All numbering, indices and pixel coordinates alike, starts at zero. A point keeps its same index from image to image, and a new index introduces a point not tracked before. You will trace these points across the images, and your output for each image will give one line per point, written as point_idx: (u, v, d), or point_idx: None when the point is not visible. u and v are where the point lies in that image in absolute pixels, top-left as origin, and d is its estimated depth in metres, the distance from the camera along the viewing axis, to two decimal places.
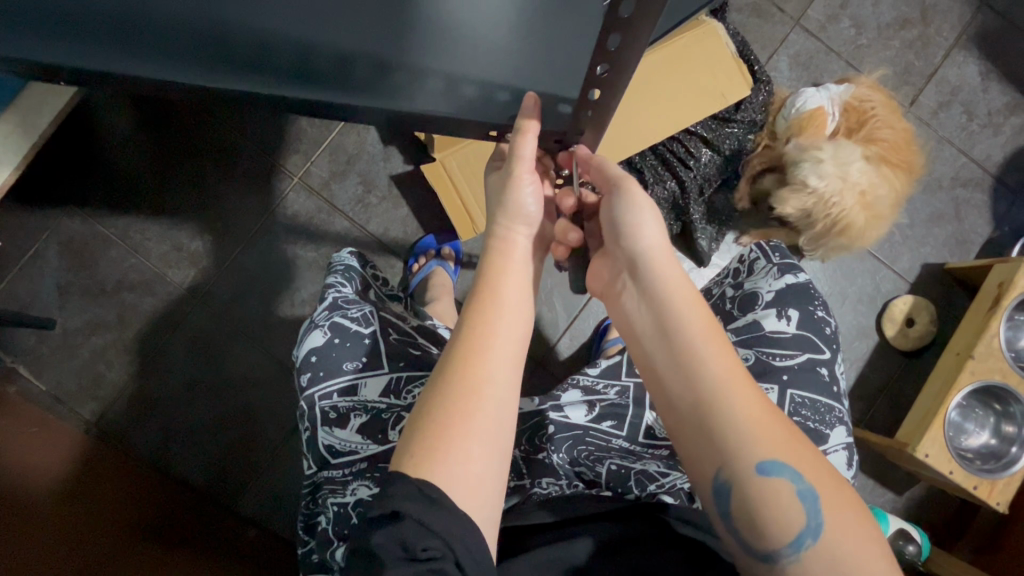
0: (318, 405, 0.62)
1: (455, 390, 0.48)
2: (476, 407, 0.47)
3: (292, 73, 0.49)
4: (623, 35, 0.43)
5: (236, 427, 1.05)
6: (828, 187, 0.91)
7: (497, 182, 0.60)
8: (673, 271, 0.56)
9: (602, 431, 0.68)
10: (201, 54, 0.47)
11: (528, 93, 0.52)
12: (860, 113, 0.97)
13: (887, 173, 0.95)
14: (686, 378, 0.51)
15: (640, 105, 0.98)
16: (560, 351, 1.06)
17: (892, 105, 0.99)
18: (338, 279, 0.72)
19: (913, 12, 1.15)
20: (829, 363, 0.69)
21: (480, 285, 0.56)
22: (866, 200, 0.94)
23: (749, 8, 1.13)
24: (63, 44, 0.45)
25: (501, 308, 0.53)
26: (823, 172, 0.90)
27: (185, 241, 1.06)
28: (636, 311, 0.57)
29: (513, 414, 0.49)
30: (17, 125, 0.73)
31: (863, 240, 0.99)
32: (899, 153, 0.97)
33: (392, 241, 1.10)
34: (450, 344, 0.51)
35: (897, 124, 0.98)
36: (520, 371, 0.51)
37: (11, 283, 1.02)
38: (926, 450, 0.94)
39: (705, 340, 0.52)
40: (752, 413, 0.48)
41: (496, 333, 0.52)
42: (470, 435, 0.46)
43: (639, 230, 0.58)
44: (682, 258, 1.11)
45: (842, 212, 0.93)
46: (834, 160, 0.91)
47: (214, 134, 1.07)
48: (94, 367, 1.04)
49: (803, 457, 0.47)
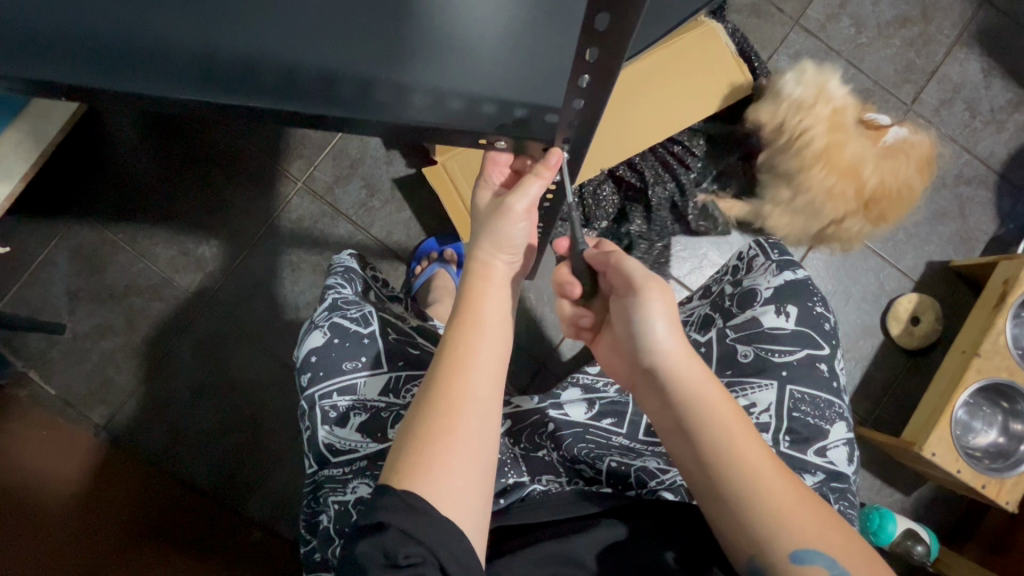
0: (318, 404, 0.62)
1: (434, 430, 0.47)
2: (455, 438, 0.47)
3: (272, 91, 0.47)
4: (600, 49, 0.44)
5: (242, 429, 1.06)
6: (802, 92, 0.96)
7: (491, 209, 0.59)
8: (694, 366, 0.55)
9: (602, 428, 0.69)
10: (190, 74, 0.46)
11: (553, 148, 0.55)
12: (900, 147, 0.97)
13: (863, 141, 0.97)
14: (713, 477, 0.51)
15: (640, 106, 0.98)
16: (562, 352, 1.06)
17: (905, 150, 0.97)
18: (338, 280, 0.73)
19: (914, 10, 1.15)
20: (828, 358, 0.69)
21: (458, 311, 0.54)
22: (835, 130, 0.95)
23: (749, 9, 1.14)
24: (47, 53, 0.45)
25: (480, 339, 0.52)
26: (801, 87, 0.96)
27: (192, 246, 1.07)
28: (661, 412, 0.56)
29: (494, 430, 0.49)
30: (28, 134, 0.75)
31: (812, 184, 0.97)
32: (885, 206, 0.99)
33: (395, 244, 1.10)
34: (431, 370, 0.50)
35: (899, 162, 0.97)
36: (503, 384, 0.51)
37: (22, 289, 1.04)
38: (932, 449, 0.93)
39: (731, 434, 0.52)
40: (785, 504, 0.49)
41: (474, 354, 0.51)
42: (456, 460, 0.46)
43: (656, 335, 0.55)
44: (686, 256, 1.12)
45: (805, 129, 0.95)
46: (815, 74, 0.97)
47: (219, 142, 1.09)
48: (104, 371, 1.05)
49: (837, 541, 0.48)
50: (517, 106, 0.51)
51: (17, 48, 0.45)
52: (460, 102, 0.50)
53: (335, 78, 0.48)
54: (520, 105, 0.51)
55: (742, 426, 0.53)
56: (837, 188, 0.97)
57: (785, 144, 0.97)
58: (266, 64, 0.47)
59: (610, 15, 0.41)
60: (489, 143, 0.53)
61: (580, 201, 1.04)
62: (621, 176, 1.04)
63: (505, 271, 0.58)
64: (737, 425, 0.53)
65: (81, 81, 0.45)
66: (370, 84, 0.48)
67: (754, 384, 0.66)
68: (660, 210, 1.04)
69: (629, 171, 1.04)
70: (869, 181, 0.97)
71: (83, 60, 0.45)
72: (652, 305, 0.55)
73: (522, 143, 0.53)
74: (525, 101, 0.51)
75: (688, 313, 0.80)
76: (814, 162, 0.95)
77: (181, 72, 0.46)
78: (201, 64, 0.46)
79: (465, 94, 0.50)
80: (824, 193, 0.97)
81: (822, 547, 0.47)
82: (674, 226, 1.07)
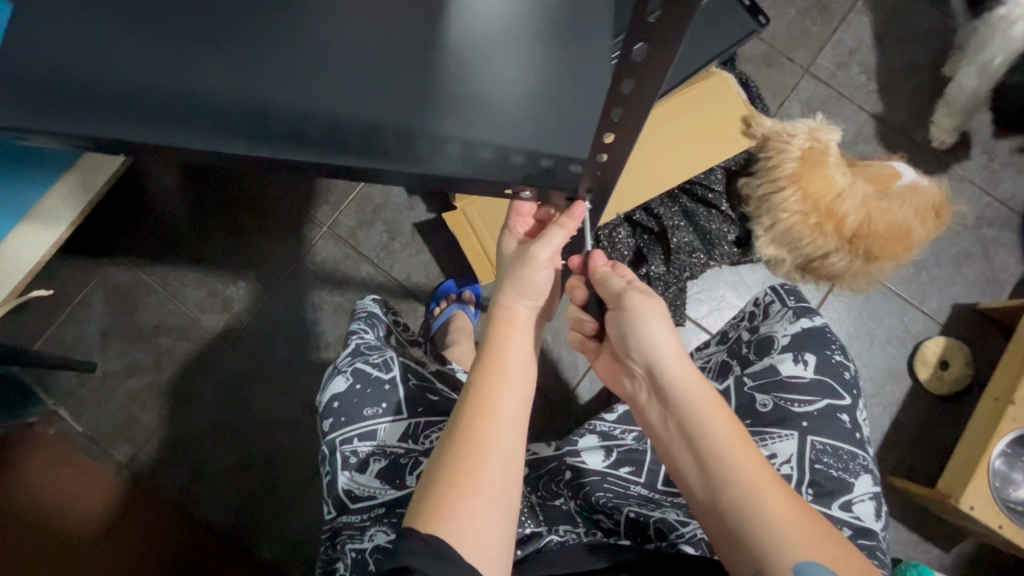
0: (339, 449, 0.63)
1: (457, 459, 0.48)
2: (477, 467, 0.47)
3: (313, 143, 0.50)
4: (624, 109, 0.46)
5: (260, 470, 1.07)
6: (784, 126, 1.01)
7: (516, 258, 0.61)
8: (691, 374, 0.55)
9: (620, 476, 0.67)
10: (247, 123, 0.50)
11: (578, 200, 0.57)
12: (883, 183, 0.99)
13: (843, 177, 0.97)
14: (716, 491, 0.50)
15: (659, 153, 1.00)
16: (580, 395, 1.06)
17: (892, 190, 0.99)
18: (361, 326, 0.74)
19: (924, 57, 1.17)
20: (850, 409, 0.67)
21: (484, 351, 0.56)
22: (810, 160, 0.98)
23: (760, 58, 1.17)
24: (104, 117, 0.49)
25: (502, 366, 0.54)
26: (795, 127, 1.01)
27: (220, 287, 1.11)
28: (660, 422, 0.56)
29: (516, 473, 0.49)
30: (78, 183, 0.80)
31: (788, 206, 0.98)
32: (874, 243, 0.98)
33: (415, 285, 1.13)
34: (460, 403, 0.52)
35: (887, 204, 0.97)
36: (526, 425, 0.52)
37: (58, 328, 1.09)
38: (971, 503, 0.89)
39: (727, 444, 0.51)
40: (784, 515, 0.48)
41: (498, 392, 0.52)
42: (475, 485, 0.47)
43: (649, 343, 0.56)
44: (702, 300, 1.13)
45: (784, 158, 0.99)
46: (806, 124, 1.02)
47: (249, 189, 1.14)
48: (129, 409, 1.08)
49: (838, 554, 0.46)
50: (542, 157, 0.52)
51: (89, 109, 0.50)
52: (491, 151, 0.52)
53: (377, 130, 0.51)
54: (546, 155, 0.52)
55: (744, 441, 0.52)
56: (811, 215, 0.97)
57: (764, 169, 1.02)
58: (309, 121, 0.51)
59: (634, 81, 0.43)
60: (514, 192, 0.55)
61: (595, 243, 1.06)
62: (637, 220, 1.06)
63: (528, 317, 0.59)
64: (736, 436, 0.52)
65: (146, 133, 0.49)
66: (410, 135, 0.51)
67: (774, 435, 0.65)
68: (682, 253, 1.04)
69: (645, 216, 1.05)
70: (848, 216, 0.96)
71: (148, 116, 0.50)
72: (638, 314, 0.56)
73: (545, 192, 0.54)
74: (549, 152, 0.52)
75: (706, 359, 0.79)
76: (787, 185, 0.98)
77: (239, 123, 0.50)
78: (256, 118, 0.50)
79: (494, 145, 0.52)
80: (799, 221, 0.98)
81: (825, 560, 0.45)
82: (701, 269, 1.06)
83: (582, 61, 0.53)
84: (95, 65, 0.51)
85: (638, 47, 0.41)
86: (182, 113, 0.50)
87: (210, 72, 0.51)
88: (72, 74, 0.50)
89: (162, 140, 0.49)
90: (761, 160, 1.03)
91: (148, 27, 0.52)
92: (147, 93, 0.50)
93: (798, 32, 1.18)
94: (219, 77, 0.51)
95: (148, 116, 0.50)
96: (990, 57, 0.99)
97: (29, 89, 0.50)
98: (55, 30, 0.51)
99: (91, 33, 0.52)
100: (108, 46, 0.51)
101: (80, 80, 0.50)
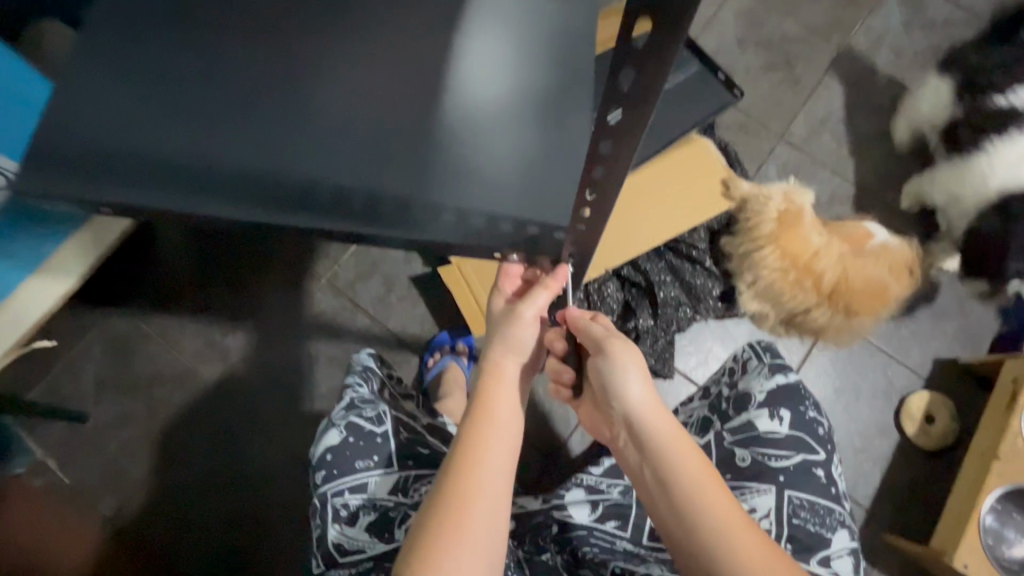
0: (330, 502, 0.64)
1: (445, 511, 0.49)
2: (465, 520, 0.48)
3: (323, 211, 0.56)
4: None
5: (250, 524, 1.06)
6: (760, 188, 1.06)
7: (504, 316, 0.64)
8: (666, 421, 0.57)
9: (605, 531, 0.68)
10: (263, 193, 0.56)
11: (561, 264, 0.61)
12: (857, 241, 1.03)
13: (818, 237, 1.03)
14: (692, 536, 0.52)
15: (643, 213, 1.06)
16: (572, 447, 1.07)
17: (868, 247, 1.02)
18: (356, 379, 0.76)
19: (889, 126, 1.26)
20: (825, 464, 0.69)
21: (471, 404, 0.58)
22: (786, 221, 1.04)
23: (737, 126, 1.26)
24: (134, 187, 0.55)
25: (488, 415, 0.56)
26: (770, 189, 1.07)
27: (218, 337, 1.14)
28: (639, 467, 0.58)
29: (502, 524, 0.50)
30: (87, 243, 0.84)
31: (767, 264, 1.03)
32: (852, 299, 1.02)
33: (410, 337, 1.16)
34: (447, 456, 0.53)
35: (862, 262, 1.02)
36: (512, 475, 0.53)
37: (55, 377, 1.10)
38: (963, 561, 0.90)
39: (701, 488, 0.53)
40: (758, 559, 0.49)
41: (485, 444, 0.53)
42: (463, 533, 0.48)
43: (625, 391, 0.58)
44: (689, 353, 1.15)
45: (762, 219, 1.04)
46: (780, 187, 1.08)
47: (251, 241, 1.18)
48: (119, 461, 1.07)
49: None
50: (530, 225, 0.57)
51: (123, 180, 0.55)
52: (482, 219, 0.57)
53: (379, 199, 0.56)
54: (533, 222, 0.57)
55: (719, 488, 0.53)
56: (789, 272, 1.03)
57: (743, 228, 1.07)
58: (319, 190, 0.56)
59: None
60: (503, 256, 0.59)
61: (585, 297, 1.09)
62: (626, 276, 1.10)
63: (515, 371, 0.61)
64: (710, 480, 0.54)
65: (176, 202, 0.55)
66: (410, 204, 0.56)
67: (752, 489, 0.67)
68: (668, 307, 1.08)
69: (632, 271, 1.10)
70: (825, 274, 1.01)
71: (175, 187, 0.55)
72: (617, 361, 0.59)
73: (532, 257, 0.58)
74: (536, 220, 0.57)
75: (689, 413, 0.81)
76: (766, 244, 1.03)
77: (255, 194, 0.56)
78: (272, 189, 0.56)
79: (485, 213, 0.56)
80: (779, 277, 1.03)
81: None
82: (687, 322, 1.11)
83: (565, 137, 0.59)
84: (129, 139, 0.56)
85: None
86: (205, 183, 0.56)
87: (226, 147, 0.57)
88: (106, 148, 0.56)
89: (189, 210, 0.55)
90: (741, 220, 1.08)
91: (171, 102, 0.57)
92: (178, 166, 0.56)
93: (772, 102, 1.27)
94: (237, 149, 0.56)
95: (174, 186, 0.55)
96: (964, 196, 0.99)
97: (65, 161, 0.55)
98: (93, 110, 0.57)
99: (120, 107, 0.57)
100: (137, 122, 0.57)
101: (113, 153, 0.56)
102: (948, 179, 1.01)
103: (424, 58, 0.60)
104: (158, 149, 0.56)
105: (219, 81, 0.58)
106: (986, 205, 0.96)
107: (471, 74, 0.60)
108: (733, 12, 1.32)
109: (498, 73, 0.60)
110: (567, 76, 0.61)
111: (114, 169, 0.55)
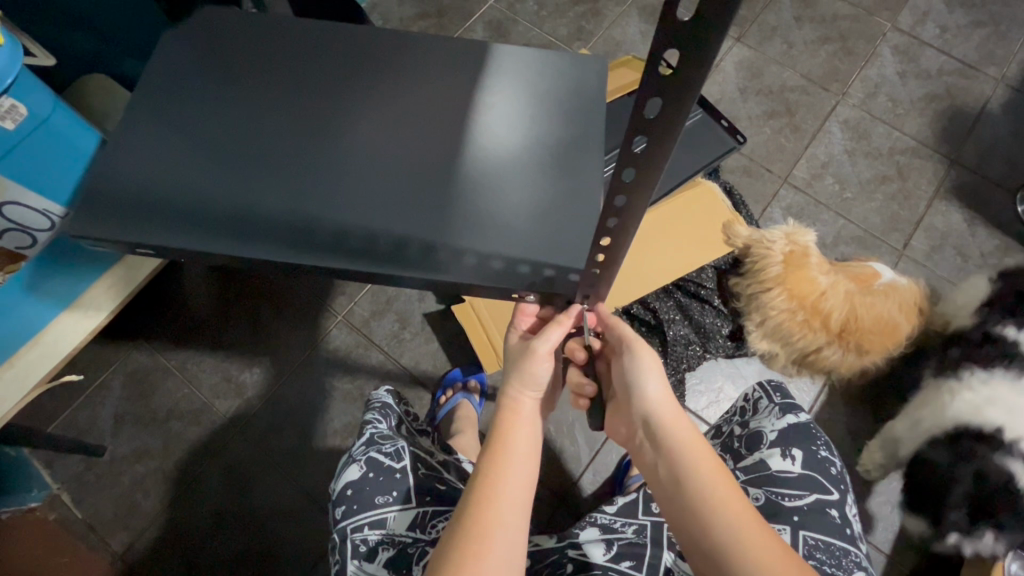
0: (350, 537, 0.65)
1: (466, 536, 0.50)
2: (486, 546, 0.49)
3: (352, 254, 0.59)
4: (613, 238, 0.52)
5: (258, 563, 1.05)
6: (764, 231, 1.08)
7: (520, 352, 0.66)
8: (683, 426, 0.58)
9: (620, 572, 0.67)
10: (296, 236, 0.59)
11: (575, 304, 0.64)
12: (865, 282, 1.03)
13: (824, 277, 1.03)
14: (708, 540, 0.52)
15: (653, 254, 1.09)
16: (583, 487, 1.06)
17: (877, 286, 1.02)
18: (375, 415, 0.77)
19: (889, 170, 1.30)
20: (839, 504, 0.69)
21: (495, 434, 0.59)
22: (792, 261, 1.05)
23: (741, 169, 1.30)
24: (178, 232, 0.59)
25: (510, 442, 0.58)
26: (774, 231, 1.08)
27: (235, 372, 1.16)
28: (656, 471, 0.58)
29: (522, 547, 0.51)
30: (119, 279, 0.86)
31: (773, 307, 1.04)
32: (862, 337, 1.02)
33: (422, 373, 1.17)
34: (470, 483, 0.55)
35: (872, 300, 1.01)
36: (532, 502, 0.54)
37: (75, 411, 1.12)
38: None
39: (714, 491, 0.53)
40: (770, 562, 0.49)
41: (505, 474, 0.55)
42: (486, 555, 0.49)
43: (646, 392, 0.61)
44: (700, 391, 1.16)
45: (767, 260, 1.05)
46: (785, 229, 1.10)
47: (271, 279, 1.22)
48: (132, 496, 1.08)
49: None
50: (546, 267, 0.60)
51: (169, 225, 0.59)
52: (502, 262, 0.59)
53: (405, 243, 0.59)
54: (548, 265, 0.59)
55: (733, 490, 0.54)
56: (796, 313, 1.03)
57: (751, 271, 1.08)
58: (348, 232, 0.60)
59: (619, 220, 0.49)
60: (521, 297, 0.62)
61: None
62: (635, 314, 1.12)
63: (532, 407, 0.63)
64: (723, 485, 0.54)
65: (216, 246, 0.58)
66: (432, 248, 0.59)
67: None
68: (678, 345, 1.09)
69: (642, 309, 1.12)
70: (833, 313, 1.01)
71: (216, 231, 0.59)
72: (644, 361, 0.62)
73: (549, 298, 0.61)
74: (552, 263, 0.60)
75: None
76: (774, 286, 1.04)
77: (288, 239, 0.59)
78: (303, 232, 0.59)
79: (504, 257, 0.59)
80: (787, 318, 1.04)
81: None
82: (697, 361, 1.12)
83: (580, 185, 0.62)
84: (179, 187, 0.61)
85: (620, 198, 0.47)
86: (242, 229, 0.59)
87: (262, 197, 0.61)
88: (155, 195, 0.61)
89: (225, 251, 0.58)
90: (748, 261, 1.09)
91: (221, 157, 0.63)
92: (219, 213, 0.60)
93: (774, 147, 1.32)
94: (274, 198, 0.61)
95: (213, 231, 0.59)
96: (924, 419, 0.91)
97: (118, 206, 0.60)
98: (150, 162, 0.62)
99: (173, 159, 0.63)
100: (185, 171, 0.62)
101: (161, 201, 0.60)
102: (927, 389, 0.94)
103: (448, 114, 0.66)
104: (203, 197, 0.61)
105: (264, 138, 0.64)
106: (941, 431, 0.88)
107: (491, 129, 0.65)
108: (734, 64, 1.39)
109: (517, 127, 0.65)
110: (579, 129, 0.65)
111: (161, 213, 0.60)
